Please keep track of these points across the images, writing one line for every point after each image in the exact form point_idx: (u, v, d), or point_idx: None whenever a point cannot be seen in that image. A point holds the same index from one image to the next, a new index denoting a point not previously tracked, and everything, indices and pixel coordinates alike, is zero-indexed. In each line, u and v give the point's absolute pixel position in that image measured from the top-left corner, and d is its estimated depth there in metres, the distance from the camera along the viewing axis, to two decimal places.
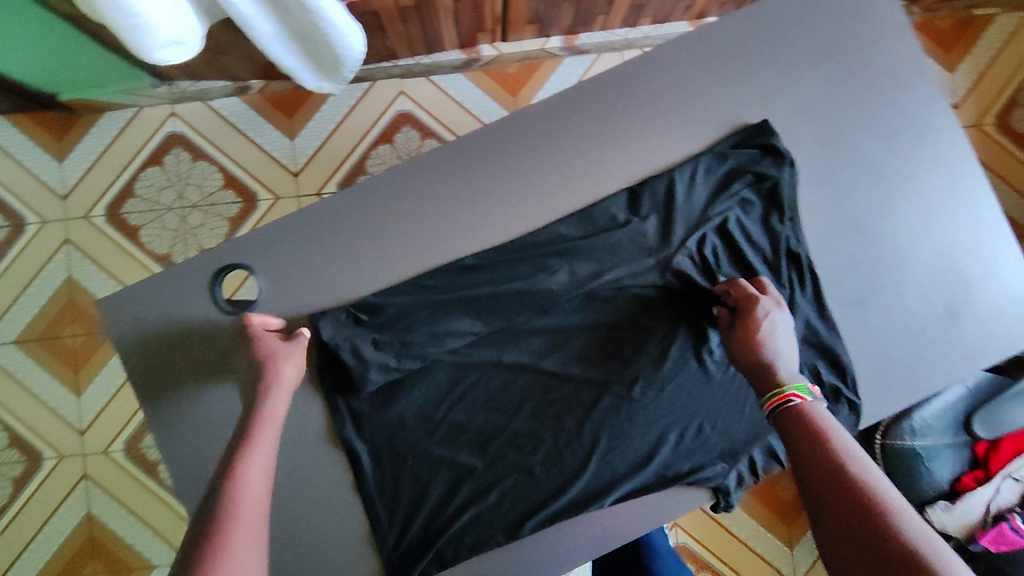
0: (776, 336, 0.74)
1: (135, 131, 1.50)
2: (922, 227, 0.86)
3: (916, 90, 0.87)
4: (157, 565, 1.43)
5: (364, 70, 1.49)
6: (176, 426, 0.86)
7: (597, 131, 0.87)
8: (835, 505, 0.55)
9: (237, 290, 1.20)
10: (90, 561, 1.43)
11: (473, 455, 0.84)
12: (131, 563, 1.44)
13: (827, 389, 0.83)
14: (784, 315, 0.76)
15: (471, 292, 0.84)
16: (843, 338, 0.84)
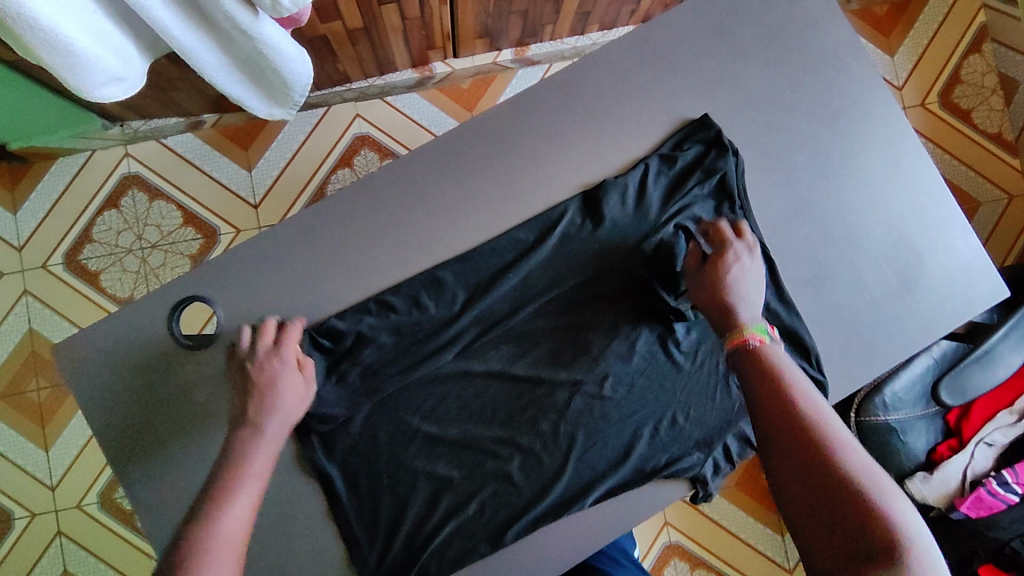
0: (745, 281, 0.76)
1: (90, 176, 1.48)
2: (872, 205, 0.88)
3: (855, 72, 0.89)
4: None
5: (318, 96, 1.49)
6: (144, 468, 0.84)
7: (549, 134, 0.88)
8: (771, 416, 0.63)
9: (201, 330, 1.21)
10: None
11: (449, 465, 0.83)
12: None
13: None
14: (754, 262, 0.78)
15: (442, 309, 0.86)
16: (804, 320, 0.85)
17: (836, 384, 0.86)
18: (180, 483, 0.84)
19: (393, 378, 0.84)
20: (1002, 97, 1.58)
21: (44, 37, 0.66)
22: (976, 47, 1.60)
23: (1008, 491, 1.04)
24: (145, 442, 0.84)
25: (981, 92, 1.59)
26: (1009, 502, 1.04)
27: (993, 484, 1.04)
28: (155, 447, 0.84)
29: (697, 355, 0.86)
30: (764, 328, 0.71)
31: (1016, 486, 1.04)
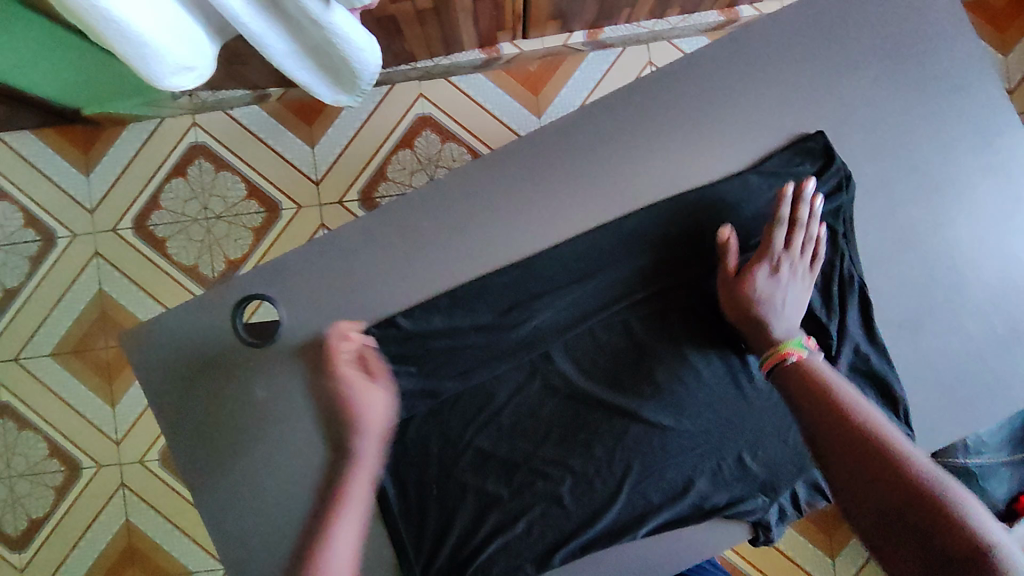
0: (779, 292, 0.76)
1: (159, 143, 1.51)
2: (977, 243, 0.80)
3: (975, 90, 0.80)
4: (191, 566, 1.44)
5: (383, 74, 1.46)
6: (194, 461, 0.83)
7: (626, 143, 0.82)
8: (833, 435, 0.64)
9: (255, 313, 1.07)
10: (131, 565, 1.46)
11: (499, 482, 0.82)
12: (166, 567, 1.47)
13: None
14: (792, 271, 0.77)
15: (500, 320, 0.82)
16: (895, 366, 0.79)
17: (919, 435, 0.80)
18: (231, 478, 0.83)
19: (450, 391, 0.82)
20: None
21: (113, 31, 0.65)
22: None
23: None
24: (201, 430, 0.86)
25: None
26: None
27: None
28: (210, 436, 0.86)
29: (768, 392, 0.83)
30: (799, 338, 0.75)
31: None
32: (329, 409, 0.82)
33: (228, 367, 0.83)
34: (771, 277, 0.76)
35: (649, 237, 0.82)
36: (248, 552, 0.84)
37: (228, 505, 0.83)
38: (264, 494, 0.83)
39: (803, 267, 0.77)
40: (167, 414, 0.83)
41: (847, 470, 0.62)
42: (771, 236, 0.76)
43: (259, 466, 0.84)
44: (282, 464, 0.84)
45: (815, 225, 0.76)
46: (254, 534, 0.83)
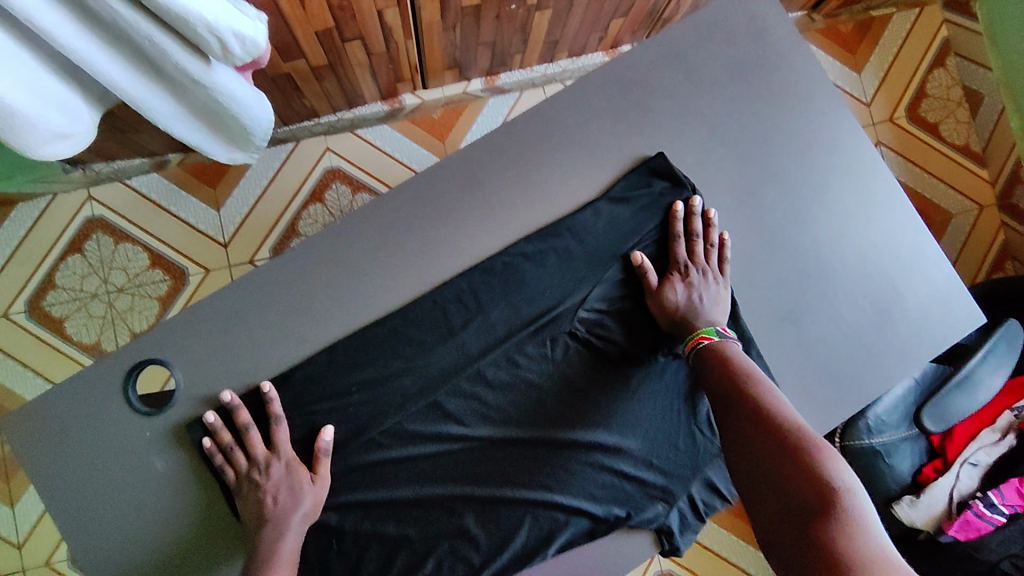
0: (698, 294, 0.82)
1: (52, 221, 1.44)
2: (842, 237, 0.87)
3: (820, 101, 0.89)
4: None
5: (286, 131, 1.47)
6: (100, 542, 0.78)
7: (516, 175, 0.86)
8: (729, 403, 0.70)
9: (162, 388, 1.11)
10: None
11: (410, 522, 0.80)
12: None
13: None
14: (706, 274, 0.83)
15: (408, 359, 0.83)
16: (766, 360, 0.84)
17: (813, 421, 0.84)
18: (138, 553, 0.79)
19: (364, 435, 0.82)
20: (967, 110, 1.72)
21: None
22: (941, 60, 1.73)
23: (994, 512, 1.07)
24: (100, 517, 0.78)
25: (947, 106, 1.72)
26: (995, 522, 1.07)
27: (980, 507, 1.07)
28: (110, 521, 0.79)
29: (663, 401, 0.85)
30: (714, 328, 0.80)
31: (1002, 507, 1.07)
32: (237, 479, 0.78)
33: (129, 439, 0.79)
34: (686, 282, 0.82)
35: (548, 261, 0.85)
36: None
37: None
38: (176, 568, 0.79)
39: (712, 270, 0.83)
40: (66, 495, 0.78)
41: (735, 435, 0.66)
42: (675, 249, 0.84)
43: (167, 538, 0.79)
44: (190, 535, 0.80)
45: (716, 232, 0.84)
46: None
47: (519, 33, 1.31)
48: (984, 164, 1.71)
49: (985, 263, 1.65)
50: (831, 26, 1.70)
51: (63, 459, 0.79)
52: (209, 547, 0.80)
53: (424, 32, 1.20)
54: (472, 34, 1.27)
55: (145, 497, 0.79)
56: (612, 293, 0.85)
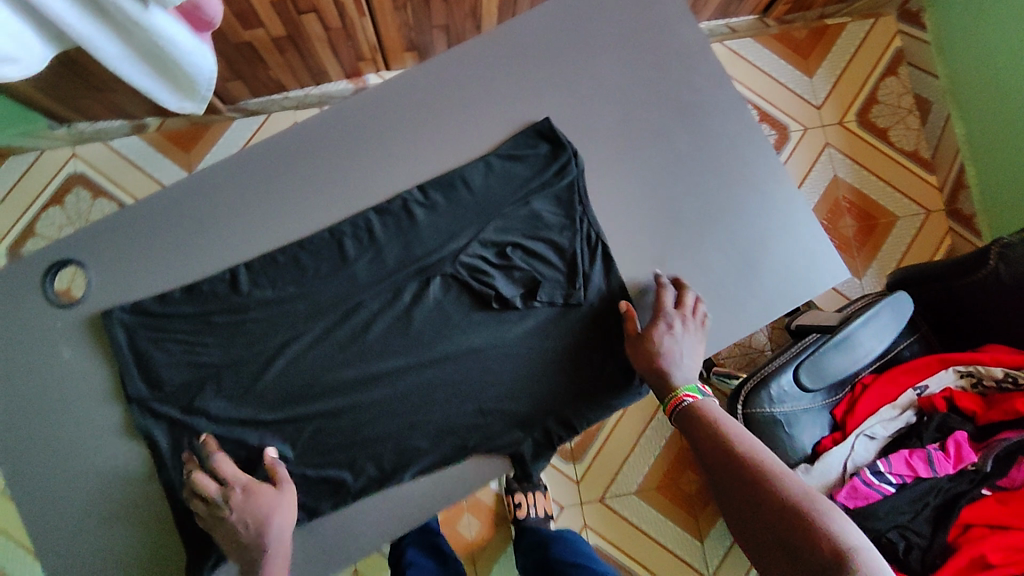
0: (676, 353, 0.84)
1: (37, 175, 1.56)
2: (716, 194, 0.93)
3: (706, 66, 0.96)
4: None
5: (257, 104, 1.58)
6: (2, 431, 0.84)
7: (414, 118, 0.92)
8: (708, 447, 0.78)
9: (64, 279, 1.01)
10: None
11: (277, 434, 0.84)
12: None
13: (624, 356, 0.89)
14: (685, 331, 0.86)
15: (301, 290, 0.87)
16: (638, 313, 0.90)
17: None
18: (33, 444, 0.84)
19: (245, 351, 0.85)
20: (917, 118, 1.75)
21: None
22: (893, 69, 1.77)
23: (882, 481, 1.10)
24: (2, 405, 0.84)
25: (898, 113, 1.75)
26: (883, 491, 1.10)
27: (867, 474, 1.10)
28: (10, 409, 0.84)
29: (540, 343, 0.89)
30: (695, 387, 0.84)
31: (889, 475, 1.10)
32: (123, 375, 0.84)
33: (36, 333, 0.85)
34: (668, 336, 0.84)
35: (435, 214, 0.90)
36: (50, 525, 0.83)
37: (32, 473, 0.83)
38: (67, 463, 0.84)
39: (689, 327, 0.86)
40: None
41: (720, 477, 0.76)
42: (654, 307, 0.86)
43: (61, 435, 0.84)
44: (83, 434, 0.84)
45: (690, 294, 0.88)
46: (51, 504, 0.83)
47: (471, 18, 1.41)
48: (933, 170, 1.73)
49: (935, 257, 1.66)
50: (785, 33, 1.76)
51: None
52: (97, 444, 0.84)
53: (376, 10, 1.31)
54: (424, 16, 1.37)
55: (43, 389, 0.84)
56: (497, 240, 0.90)
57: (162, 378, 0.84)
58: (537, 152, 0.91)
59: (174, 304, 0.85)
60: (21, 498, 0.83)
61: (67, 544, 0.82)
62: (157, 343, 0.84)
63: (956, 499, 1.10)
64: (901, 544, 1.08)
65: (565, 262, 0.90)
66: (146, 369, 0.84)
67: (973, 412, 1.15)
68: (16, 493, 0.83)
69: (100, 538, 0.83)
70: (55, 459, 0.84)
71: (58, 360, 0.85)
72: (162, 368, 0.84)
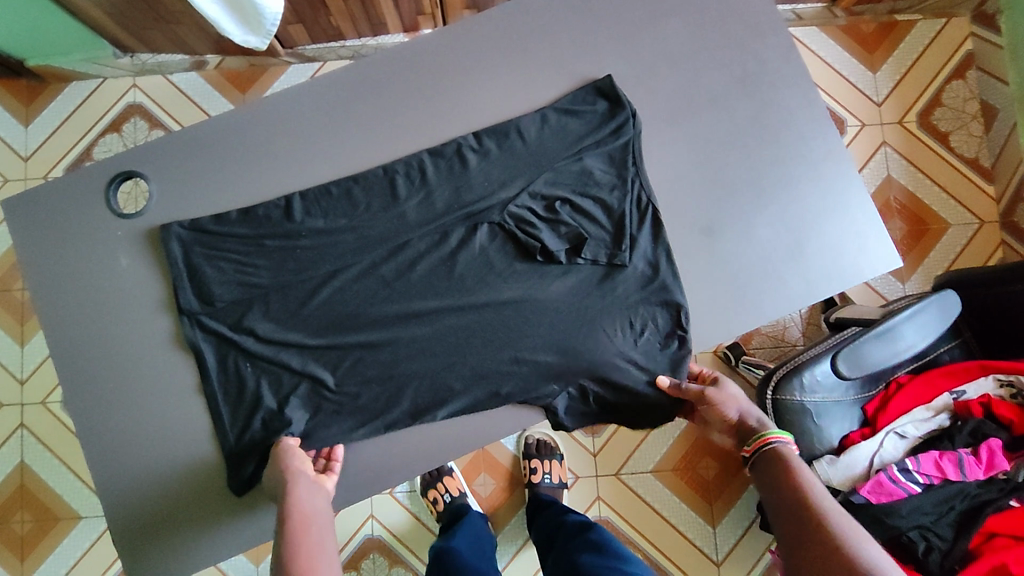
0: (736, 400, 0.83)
1: (97, 102, 1.59)
2: (773, 169, 0.92)
3: (776, 37, 0.93)
4: (84, 516, 1.32)
5: (315, 50, 1.59)
6: (58, 332, 0.87)
7: (476, 65, 0.92)
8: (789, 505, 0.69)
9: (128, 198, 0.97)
10: (18, 510, 1.32)
11: (317, 361, 0.86)
12: (56, 513, 1.32)
13: (663, 322, 0.88)
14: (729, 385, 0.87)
15: (351, 223, 0.88)
16: (681, 281, 0.89)
17: (715, 329, 0.90)
18: (87, 346, 0.87)
19: (293, 277, 0.87)
20: (981, 124, 1.70)
21: None
22: (961, 73, 1.71)
23: (909, 480, 1.09)
24: (60, 307, 0.87)
25: (961, 118, 1.71)
26: (908, 491, 1.08)
27: (894, 471, 1.10)
28: (68, 311, 0.87)
29: (582, 299, 0.88)
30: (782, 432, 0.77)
31: (916, 475, 1.09)
32: (176, 289, 0.86)
33: (98, 241, 0.88)
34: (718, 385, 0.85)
35: (488, 161, 0.90)
36: (99, 425, 0.86)
37: (84, 375, 0.87)
38: (117, 368, 0.87)
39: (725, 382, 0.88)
40: (34, 284, 0.87)
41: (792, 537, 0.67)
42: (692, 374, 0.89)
43: (114, 340, 0.87)
44: (134, 342, 0.87)
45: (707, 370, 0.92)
46: (101, 405, 0.87)
47: None
48: (991, 180, 1.68)
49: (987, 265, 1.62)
50: (852, 25, 1.71)
51: (41, 250, 0.88)
52: (148, 353, 0.87)
53: None
54: None
55: (99, 295, 0.88)
56: (547, 193, 0.89)
57: (213, 294, 0.85)
58: (595, 110, 0.90)
59: (229, 225, 0.87)
60: (71, 397, 0.86)
61: (113, 445, 0.86)
62: (209, 261, 0.86)
63: (982, 507, 1.06)
64: (922, 545, 1.05)
65: (614, 222, 0.89)
66: (199, 284, 0.86)
67: (1010, 421, 1.13)
68: (68, 392, 0.87)
69: (144, 442, 0.87)
70: (107, 362, 0.87)
71: (116, 269, 0.88)
72: (213, 285, 0.86)
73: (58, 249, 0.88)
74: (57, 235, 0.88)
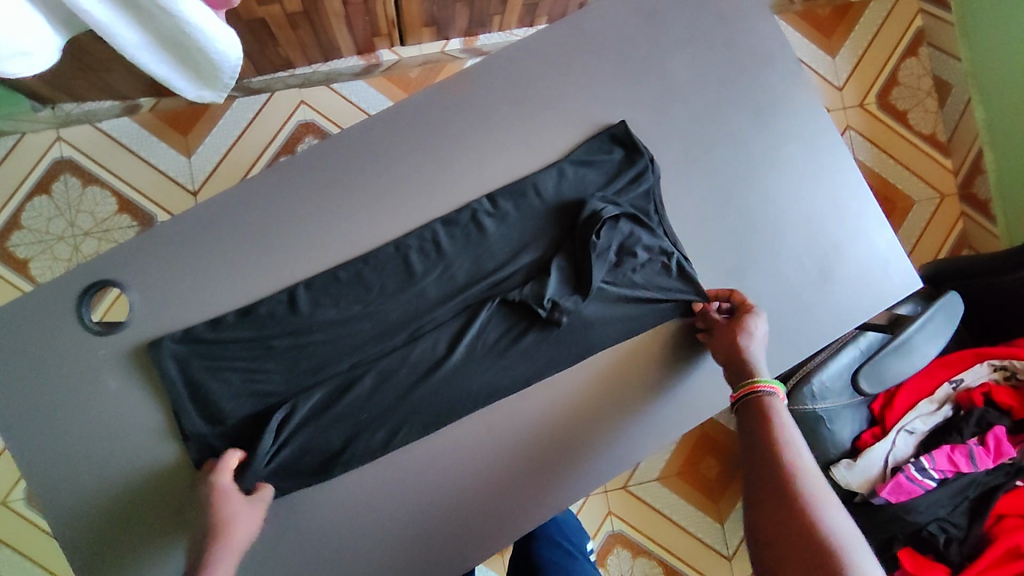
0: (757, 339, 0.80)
1: (17, 162, 1.32)
2: (791, 202, 0.90)
3: (782, 68, 0.91)
4: None
5: (261, 81, 1.35)
6: (47, 467, 0.77)
7: (480, 122, 0.86)
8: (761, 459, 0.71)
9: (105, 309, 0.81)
10: None
11: (345, 465, 0.78)
12: None
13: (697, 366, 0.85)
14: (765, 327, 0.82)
15: (366, 309, 0.81)
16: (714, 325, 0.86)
17: None
18: (80, 478, 0.77)
19: (310, 376, 0.80)
20: (936, 100, 1.61)
21: None
22: (913, 49, 1.61)
23: (926, 476, 1.08)
24: (45, 438, 0.77)
25: (916, 95, 1.60)
26: (927, 487, 1.08)
27: (911, 471, 1.08)
28: (54, 443, 0.77)
29: (616, 357, 0.84)
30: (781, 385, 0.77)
31: (933, 471, 1.08)
32: (180, 405, 0.78)
33: (80, 361, 0.78)
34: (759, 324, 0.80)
35: (506, 225, 0.84)
36: (102, 565, 0.77)
37: (80, 511, 0.77)
38: (118, 497, 0.78)
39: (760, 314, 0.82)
40: (10, 415, 0.77)
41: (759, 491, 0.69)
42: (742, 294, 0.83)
43: (111, 468, 0.78)
44: (134, 464, 0.78)
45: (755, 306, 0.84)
46: (103, 540, 0.77)
47: None
48: (949, 154, 1.60)
49: (941, 254, 1.55)
50: (808, 10, 1.60)
51: (14, 378, 0.78)
52: (152, 477, 0.78)
53: None
54: None
55: (90, 420, 0.78)
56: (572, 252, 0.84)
57: (226, 409, 0.78)
58: (612, 159, 0.86)
59: (232, 330, 0.79)
60: (69, 537, 0.76)
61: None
62: (216, 373, 0.79)
63: (993, 492, 1.10)
64: (942, 537, 1.07)
65: (646, 275, 0.84)
66: (204, 402, 0.78)
67: (1010, 407, 1.15)
68: (64, 532, 0.77)
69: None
70: (106, 494, 0.77)
71: (105, 389, 0.78)
72: (222, 399, 0.78)
73: (35, 374, 0.78)
74: (31, 359, 0.78)
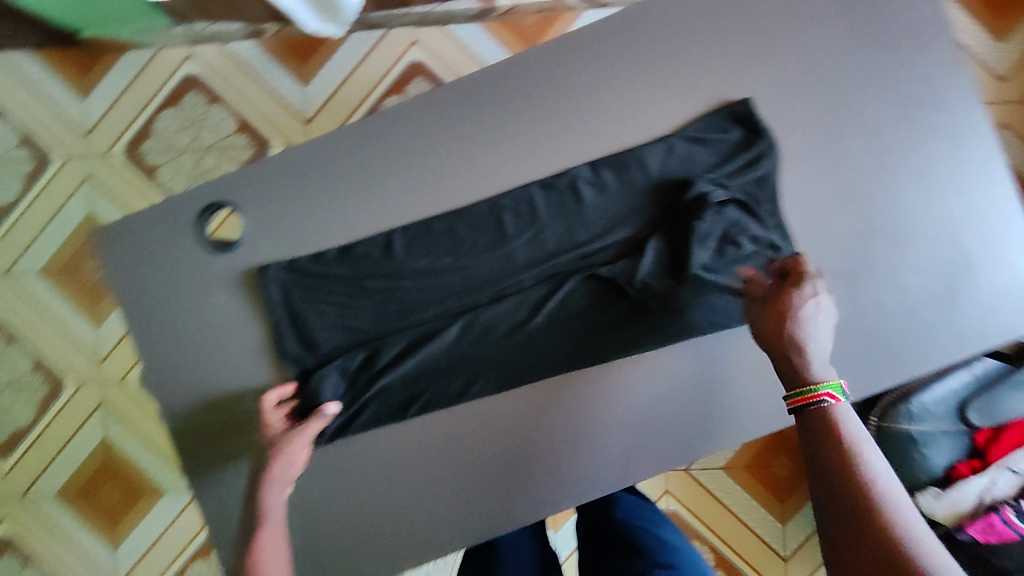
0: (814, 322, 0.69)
1: (151, 73, 1.32)
2: (924, 207, 0.81)
3: (941, 57, 0.81)
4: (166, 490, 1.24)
5: (379, 15, 1.31)
6: (158, 366, 0.84)
7: (595, 85, 0.82)
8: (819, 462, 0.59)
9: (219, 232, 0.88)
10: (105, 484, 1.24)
11: (417, 410, 0.81)
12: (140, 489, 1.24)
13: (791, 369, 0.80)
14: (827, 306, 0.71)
15: (455, 263, 0.82)
16: None
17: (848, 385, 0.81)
18: (185, 380, 0.84)
19: (394, 321, 0.82)
20: None
21: None
22: None
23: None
24: (158, 340, 0.84)
25: None
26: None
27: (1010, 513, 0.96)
28: (165, 345, 0.84)
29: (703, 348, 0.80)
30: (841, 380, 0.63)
31: None
32: (276, 329, 0.83)
33: (195, 274, 0.84)
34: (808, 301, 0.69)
35: (605, 196, 0.81)
36: (196, 461, 0.84)
37: (182, 410, 0.84)
38: (215, 404, 0.84)
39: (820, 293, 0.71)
40: (132, 315, 0.84)
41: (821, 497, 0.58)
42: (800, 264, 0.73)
43: (211, 375, 0.84)
44: (230, 376, 0.84)
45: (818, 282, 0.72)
46: (199, 439, 0.84)
47: None
48: None
49: None
50: None
51: (136, 282, 0.84)
52: (245, 391, 0.84)
53: None
54: None
55: (197, 330, 0.84)
56: (671, 233, 0.80)
57: (316, 340, 0.82)
58: (728, 139, 0.80)
59: (328, 267, 0.82)
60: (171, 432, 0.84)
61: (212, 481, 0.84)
62: (309, 305, 0.83)
63: None
64: None
65: (748, 267, 0.79)
66: (297, 330, 0.83)
67: None
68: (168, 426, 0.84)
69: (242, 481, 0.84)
70: (205, 399, 0.84)
71: (213, 304, 0.84)
72: (316, 329, 0.83)
73: (155, 281, 0.84)
74: (152, 266, 0.84)
